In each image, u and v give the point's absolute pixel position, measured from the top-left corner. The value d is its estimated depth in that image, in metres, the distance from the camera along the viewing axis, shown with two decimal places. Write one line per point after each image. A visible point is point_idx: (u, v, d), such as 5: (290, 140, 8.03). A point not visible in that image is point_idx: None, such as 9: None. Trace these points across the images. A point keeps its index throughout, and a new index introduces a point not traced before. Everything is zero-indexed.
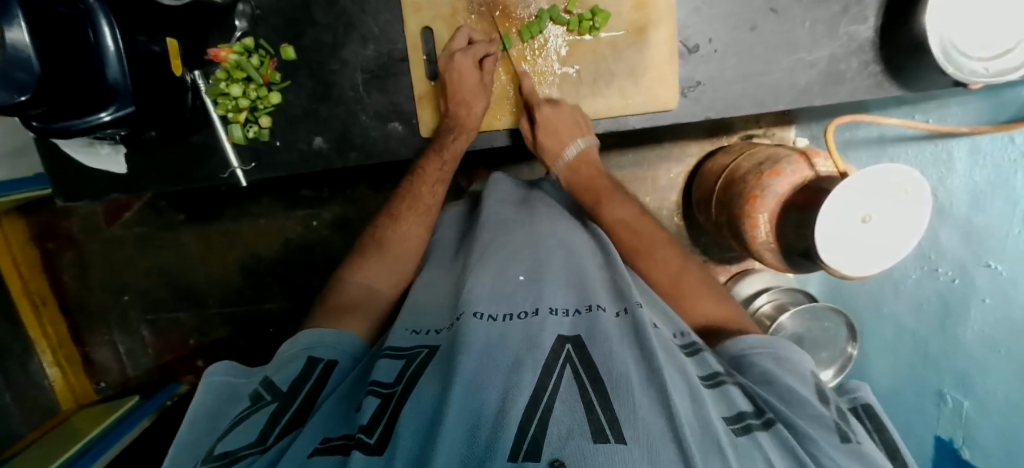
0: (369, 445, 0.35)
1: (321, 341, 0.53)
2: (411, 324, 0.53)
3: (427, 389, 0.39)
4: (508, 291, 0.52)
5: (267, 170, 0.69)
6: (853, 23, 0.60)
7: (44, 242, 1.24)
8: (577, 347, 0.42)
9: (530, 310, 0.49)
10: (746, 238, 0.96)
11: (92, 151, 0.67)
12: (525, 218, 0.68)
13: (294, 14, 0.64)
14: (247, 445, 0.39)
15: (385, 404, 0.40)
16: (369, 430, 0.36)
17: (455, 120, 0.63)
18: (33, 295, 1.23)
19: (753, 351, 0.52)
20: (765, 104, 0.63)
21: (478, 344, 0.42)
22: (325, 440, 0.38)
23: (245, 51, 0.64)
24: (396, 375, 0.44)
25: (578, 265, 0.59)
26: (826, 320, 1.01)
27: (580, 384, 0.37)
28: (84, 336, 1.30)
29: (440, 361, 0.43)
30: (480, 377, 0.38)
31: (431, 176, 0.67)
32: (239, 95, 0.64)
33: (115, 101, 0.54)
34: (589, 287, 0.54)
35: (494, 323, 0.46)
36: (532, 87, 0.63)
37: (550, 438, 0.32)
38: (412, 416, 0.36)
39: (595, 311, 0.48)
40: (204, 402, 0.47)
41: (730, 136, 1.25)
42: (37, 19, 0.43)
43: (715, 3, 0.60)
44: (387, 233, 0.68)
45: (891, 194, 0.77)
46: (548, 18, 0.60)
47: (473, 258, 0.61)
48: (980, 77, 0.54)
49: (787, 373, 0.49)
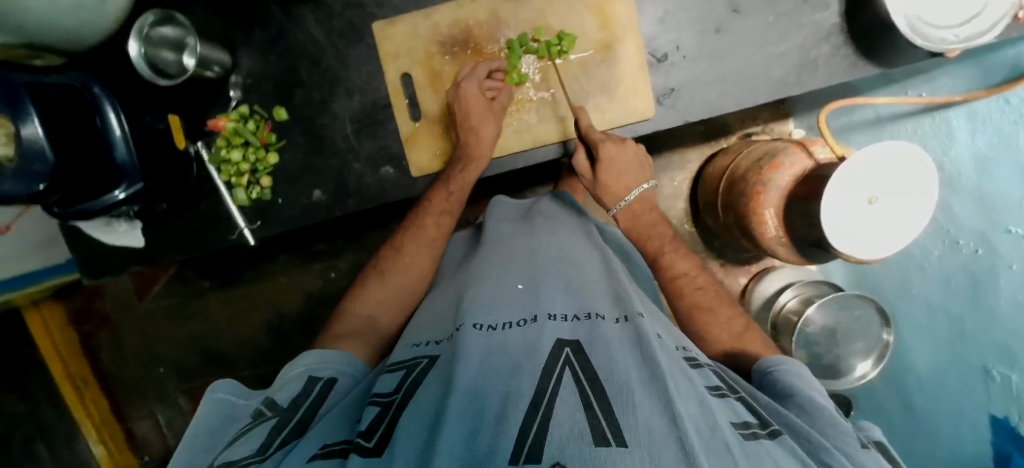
0: (367, 448, 0.35)
1: (321, 360, 0.54)
2: (411, 340, 0.54)
3: (425, 400, 0.39)
4: (510, 299, 0.52)
5: (272, 226, 0.72)
6: (817, 11, 0.61)
7: (81, 323, 1.30)
8: (576, 352, 0.41)
9: (529, 318, 0.49)
10: (755, 235, 0.94)
11: (111, 230, 0.72)
12: (524, 231, 0.69)
13: (283, 78, 0.68)
14: (245, 456, 0.39)
15: (384, 411, 0.41)
16: (367, 435, 0.37)
17: (466, 149, 0.64)
18: (75, 377, 1.29)
19: (773, 368, 0.52)
20: (745, 100, 0.63)
21: (478, 355, 0.42)
22: (324, 446, 0.38)
23: (242, 118, 0.68)
24: (395, 385, 0.45)
25: (578, 274, 0.59)
26: (853, 307, 0.95)
27: (582, 390, 0.36)
28: (125, 411, 1.33)
29: (440, 370, 0.43)
30: (480, 384, 0.38)
31: (436, 208, 0.67)
32: (239, 159, 0.67)
33: (124, 179, 0.57)
34: (590, 296, 0.54)
35: (493, 333, 0.46)
36: (589, 122, 0.62)
37: (550, 442, 0.30)
38: (410, 427, 0.36)
39: (595, 319, 0.48)
40: (204, 417, 0.47)
41: (728, 137, 1.24)
42: (44, 112, 0.48)
43: (677, 12, 0.62)
44: (391, 263, 0.69)
45: (896, 176, 0.76)
46: (519, 47, 0.63)
47: (471, 276, 0.61)
48: (953, 45, 0.55)
49: (809, 387, 0.48)
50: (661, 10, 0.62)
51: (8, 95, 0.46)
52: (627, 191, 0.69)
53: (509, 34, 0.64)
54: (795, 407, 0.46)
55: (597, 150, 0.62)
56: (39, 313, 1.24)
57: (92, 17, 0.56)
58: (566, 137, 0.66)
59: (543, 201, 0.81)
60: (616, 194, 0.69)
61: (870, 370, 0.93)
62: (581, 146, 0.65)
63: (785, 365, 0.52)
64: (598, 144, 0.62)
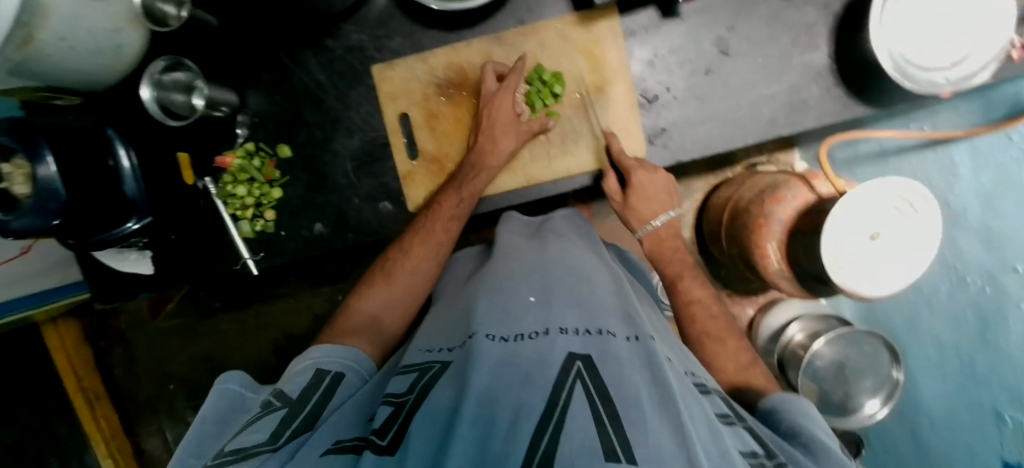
0: (380, 446, 0.37)
1: (329, 354, 0.54)
2: (426, 345, 0.53)
3: (437, 404, 0.38)
4: (518, 311, 0.50)
5: (275, 258, 0.74)
6: (808, 52, 0.61)
7: (97, 340, 1.33)
8: (588, 366, 0.39)
9: (540, 331, 0.46)
10: (758, 268, 0.91)
11: (121, 257, 0.73)
12: (535, 245, 0.67)
13: (286, 117, 0.71)
14: (257, 443, 0.40)
15: (396, 412, 0.40)
16: (382, 432, 0.38)
17: (478, 157, 0.63)
18: (88, 392, 1.30)
19: (774, 407, 0.48)
20: (735, 140, 0.63)
21: (490, 364, 0.40)
22: (337, 441, 0.40)
23: (247, 155, 0.72)
24: (408, 386, 0.44)
25: (589, 288, 0.55)
26: (863, 344, 0.92)
27: (592, 401, 0.34)
28: (136, 426, 1.35)
29: (451, 378, 0.42)
30: (492, 392, 0.36)
31: (446, 213, 0.64)
32: (244, 194, 0.70)
33: (135, 212, 0.60)
34: (603, 312, 0.50)
35: (505, 344, 0.43)
36: (621, 149, 0.63)
37: (562, 455, 0.29)
38: (421, 431, 0.35)
39: (606, 335, 0.45)
40: (215, 405, 0.49)
41: (734, 167, 1.21)
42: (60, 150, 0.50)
43: (666, 55, 0.63)
44: (398, 264, 0.67)
45: (902, 214, 0.75)
46: (535, 82, 0.64)
47: (483, 284, 0.58)
48: (942, 87, 0.56)
49: (813, 425, 0.45)
50: (651, 53, 0.63)
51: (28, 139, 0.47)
52: (654, 216, 0.67)
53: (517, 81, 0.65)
54: (799, 446, 0.43)
55: (627, 178, 0.62)
56: (55, 329, 1.25)
57: (109, 62, 0.60)
58: (600, 166, 0.66)
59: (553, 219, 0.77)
60: (643, 217, 0.67)
61: (880, 410, 0.90)
62: (614, 174, 0.65)
63: (789, 403, 0.48)
64: (628, 172, 0.62)
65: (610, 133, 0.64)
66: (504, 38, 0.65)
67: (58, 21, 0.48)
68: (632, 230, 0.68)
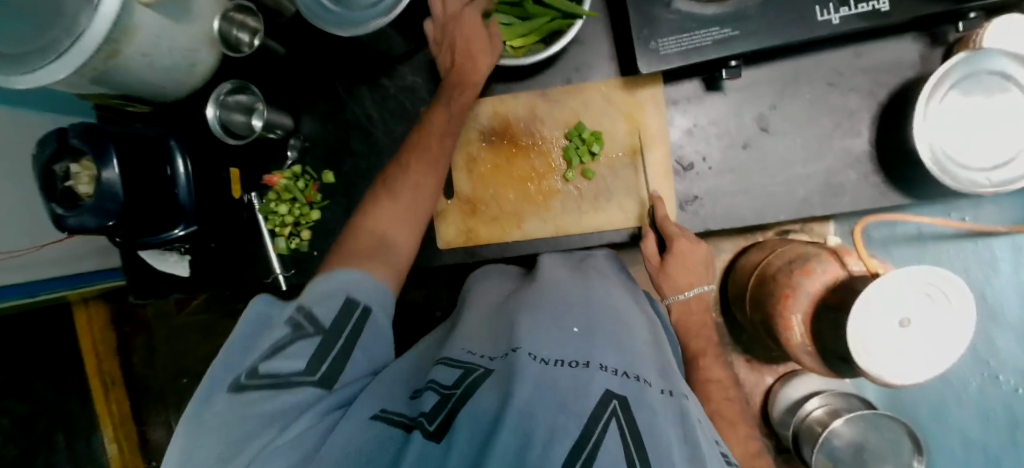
0: (429, 429, 0.39)
1: (354, 282, 0.53)
2: (466, 345, 0.53)
3: (482, 401, 0.40)
4: (562, 341, 0.49)
5: (304, 277, 0.77)
6: (848, 137, 0.62)
7: (121, 325, 1.36)
8: (624, 407, 0.39)
9: (580, 361, 0.45)
10: (781, 339, 0.90)
11: (162, 257, 0.77)
12: (581, 272, 0.63)
13: (335, 144, 0.76)
14: (297, 372, 0.44)
15: (444, 402, 0.42)
16: (431, 417, 0.40)
17: (461, 75, 0.62)
18: (105, 375, 1.33)
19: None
20: (767, 214, 0.64)
21: (531, 381, 0.40)
22: (383, 410, 0.42)
23: (294, 176, 0.75)
24: (455, 380, 0.45)
25: (627, 329, 0.54)
26: (885, 429, 0.87)
27: (626, 445, 0.36)
28: (145, 415, 1.38)
29: (496, 385, 0.42)
30: (530, 410, 0.37)
31: (438, 126, 0.62)
32: (285, 213, 0.73)
33: (182, 219, 0.64)
34: (639, 357, 0.49)
35: (545, 367, 0.43)
36: (665, 215, 0.63)
37: None
38: (468, 426, 0.38)
39: (643, 382, 0.44)
40: (245, 324, 0.50)
41: (765, 231, 1.19)
42: (127, 157, 0.54)
43: (706, 125, 0.65)
44: (398, 179, 0.63)
45: (935, 303, 0.73)
46: (574, 138, 0.66)
47: (522, 302, 0.58)
48: (985, 187, 0.54)
49: None
50: (691, 122, 0.65)
51: (98, 143, 0.52)
52: (689, 286, 0.66)
53: (557, 136, 0.68)
54: None
55: (667, 244, 0.63)
56: (86, 310, 1.29)
57: (183, 78, 0.65)
58: (640, 224, 0.67)
59: (597, 254, 0.68)
60: (677, 285, 0.65)
61: None
62: (652, 237, 0.64)
63: None
64: (670, 239, 0.62)
65: (656, 198, 0.64)
66: (550, 94, 0.68)
67: (140, 40, 0.52)
68: (662, 295, 0.67)
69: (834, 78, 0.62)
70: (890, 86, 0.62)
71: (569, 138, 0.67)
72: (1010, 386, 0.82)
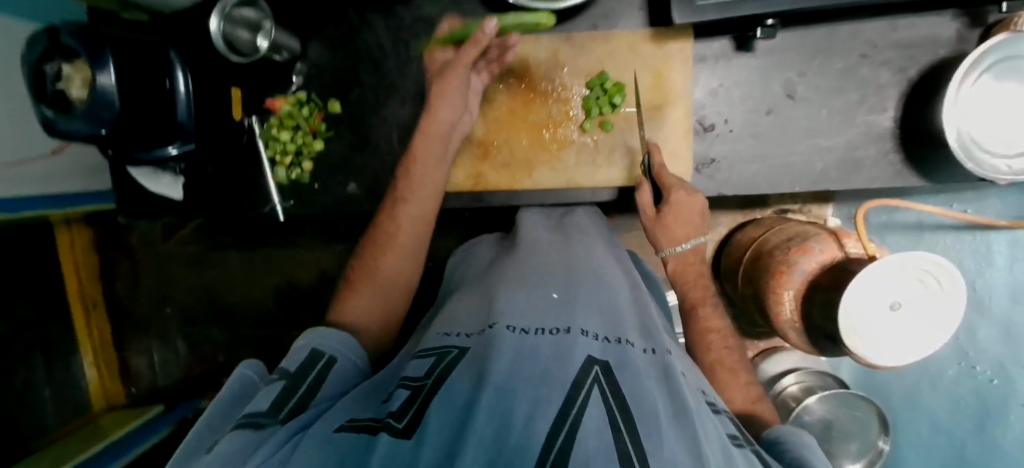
0: (396, 428, 0.32)
1: (325, 338, 0.51)
2: (444, 330, 0.51)
3: (459, 383, 0.36)
4: (541, 309, 0.47)
5: (303, 207, 0.76)
6: (872, 113, 0.61)
7: (104, 250, 1.28)
8: (606, 371, 0.37)
9: (561, 328, 0.43)
10: (770, 314, 0.90)
11: (153, 177, 0.71)
12: (558, 238, 0.61)
13: (344, 74, 0.72)
14: (257, 411, 0.38)
15: (414, 395, 0.38)
16: (399, 415, 0.34)
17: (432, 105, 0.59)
18: (87, 298, 1.27)
19: (776, 439, 0.47)
20: (781, 184, 0.64)
21: (509, 354, 0.38)
22: (350, 420, 0.36)
23: (299, 103, 0.73)
24: (427, 371, 0.42)
25: (610, 289, 0.52)
26: (856, 407, 0.89)
27: (609, 409, 0.33)
28: (125, 342, 1.32)
29: (471, 363, 0.40)
30: (510, 384, 0.34)
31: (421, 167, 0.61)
32: (287, 140, 0.72)
33: (180, 137, 0.59)
34: (623, 317, 0.48)
35: (524, 337, 0.41)
36: (662, 161, 0.60)
37: (578, 453, 0.27)
38: (442, 412, 0.33)
39: (625, 344, 0.43)
40: (227, 391, 0.46)
41: (764, 208, 1.18)
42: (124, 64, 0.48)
43: (732, 87, 0.63)
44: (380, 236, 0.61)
45: (926, 288, 0.73)
46: (596, 87, 0.64)
47: (502, 277, 0.56)
48: (1005, 175, 0.53)
49: (820, 460, 0.43)
50: (717, 82, 0.63)
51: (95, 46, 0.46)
52: (686, 239, 0.60)
53: (578, 86, 0.65)
54: None
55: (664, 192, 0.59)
56: (68, 232, 1.21)
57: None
58: (631, 182, 0.67)
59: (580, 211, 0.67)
60: (673, 239, 0.60)
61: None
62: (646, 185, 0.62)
63: (795, 436, 0.46)
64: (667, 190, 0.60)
65: (652, 145, 0.61)
66: (575, 39, 0.65)
67: None
68: (657, 249, 0.62)
69: (867, 50, 0.60)
70: (924, 63, 0.60)
71: (589, 87, 0.65)
72: (987, 376, 0.81)
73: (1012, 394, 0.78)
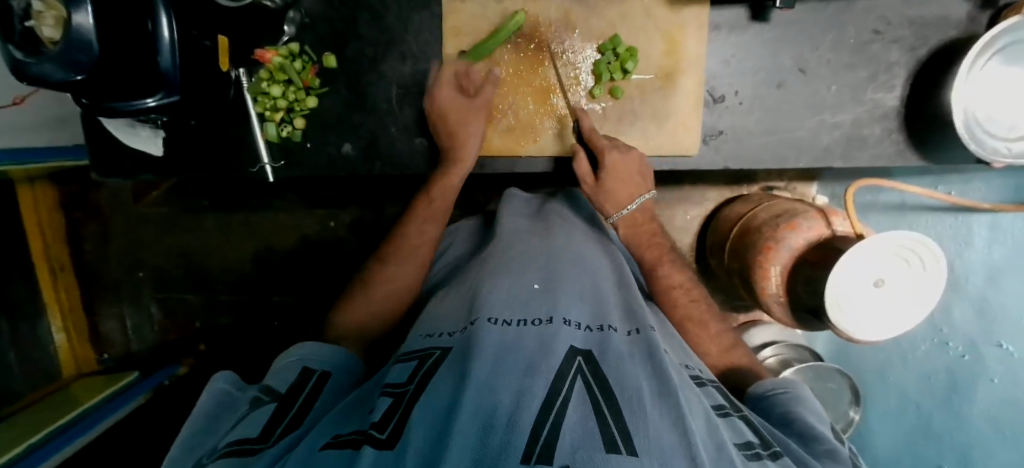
0: (380, 440, 0.32)
1: (314, 354, 0.52)
2: (426, 328, 0.49)
3: (441, 385, 0.36)
4: (522, 299, 0.47)
5: (295, 169, 0.73)
6: (880, 90, 0.61)
7: (72, 210, 1.21)
8: (589, 361, 0.38)
9: (543, 317, 0.43)
10: (755, 288, 0.91)
11: (132, 132, 0.68)
12: (539, 230, 0.61)
13: (340, 27, 0.69)
14: (248, 438, 0.38)
15: (397, 404, 0.36)
16: (381, 425, 0.34)
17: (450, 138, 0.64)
18: (53, 261, 1.20)
19: (770, 393, 0.50)
20: (787, 160, 0.64)
21: (491, 347, 0.37)
22: (337, 436, 0.35)
23: (290, 55, 0.68)
24: (409, 375, 0.40)
25: (591, 276, 0.53)
26: (830, 380, 0.93)
27: (592, 394, 0.34)
28: (96, 305, 1.26)
29: (454, 361, 0.39)
30: (493, 379, 0.34)
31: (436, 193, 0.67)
32: (278, 95, 0.68)
33: (164, 88, 0.53)
34: (604, 303, 0.49)
35: (507, 329, 0.41)
36: (590, 125, 0.63)
37: (561, 445, 0.29)
38: (428, 410, 0.33)
39: (607, 330, 0.43)
40: (206, 406, 0.44)
41: (751, 185, 1.19)
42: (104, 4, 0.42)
43: (744, 58, 0.62)
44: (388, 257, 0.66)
45: (910, 267, 0.74)
46: (607, 50, 0.62)
47: (485, 267, 0.55)
48: (1004, 157, 0.54)
49: (807, 411, 0.46)
50: (729, 51, 0.62)
51: None
52: (630, 199, 0.64)
53: (588, 49, 0.64)
54: (792, 435, 0.44)
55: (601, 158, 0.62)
56: (31, 190, 1.14)
57: None
58: (563, 152, 0.67)
59: (555, 202, 0.72)
60: (619, 202, 0.65)
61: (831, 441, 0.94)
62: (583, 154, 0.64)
63: (783, 390, 0.49)
64: (602, 154, 0.62)
65: (581, 112, 0.64)
66: None
67: None
68: (606, 216, 0.67)
69: (881, 26, 0.60)
70: (933, 42, 0.59)
71: (601, 51, 0.63)
72: (959, 352, 0.83)
73: (981, 371, 0.80)
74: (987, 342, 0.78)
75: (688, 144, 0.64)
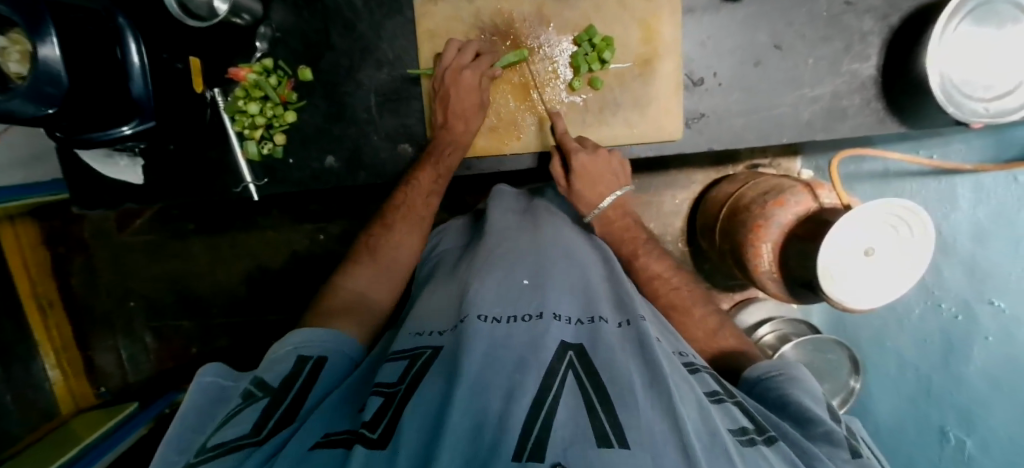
0: (371, 439, 0.32)
1: (310, 339, 0.50)
2: (416, 327, 0.49)
3: (430, 387, 0.35)
4: (513, 296, 0.47)
5: (278, 186, 0.72)
6: (856, 61, 0.62)
7: (56, 245, 1.19)
8: (580, 356, 0.38)
9: (533, 313, 0.43)
10: (748, 267, 0.92)
11: (110, 162, 0.67)
12: (527, 228, 0.61)
13: (313, 38, 0.68)
14: (240, 436, 0.37)
15: (387, 404, 0.36)
16: (372, 424, 0.33)
17: (452, 135, 0.64)
18: (42, 298, 1.18)
19: (765, 376, 0.49)
20: (769, 136, 0.64)
21: (481, 347, 0.37)
22: (326, 435, 0.35)
23: (264, 71, 0.67)
24: (399, 374, 0.40)
25: (580, 270, 0.54)
26: (829, 351, 0.93)
27: (584, 390, 0.34)
28: (89, 339, 1.24)
29: (445, 362, 0.39)
30: (483, 380, 0.34)
31: (425, 187, 0.66)
32: (256, 112, 0.67)
33: (139, 115, 0.51)
34: (596, 296, 0.49)
35: (497, 326, 0.41)
36: (563, 128, 0.63)
37: (552, 442, 0.28)
38: (417, 410, 0.33)
39: (598, 322, 0.43)
40: (196, 401, 0.44)
41: (736, 164, 1.19)
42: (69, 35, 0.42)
43: (719, 39, 0.62)
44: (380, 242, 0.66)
45: (899, 235, 0.75)
46: (584, 41, 0.62)
47: (473, 266, 0.55)
48: (981, 117, 0.55)
49: (800, 391, 0.46)
50: (705, 33, 0.62)
51: (30, 10, 0.39)
52: (601, 199, 0.63)
53: (565, 42, 0.64)
54: (787, 418, 0.44)
55: (570, 160, 0.62)
56: (12, 228, 1.11)
57: None
58: (543, 148, 0.67)
59: (541, 200, 0.72)
60: (591, 202, 0.64)
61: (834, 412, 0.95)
62: (558, 155, 0.64)
63: (777, 372, 0.49)
64: (572, 155, 0.62)
65: (555, 113, 0.63)
66: None
67: None
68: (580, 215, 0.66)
69: None
70: (905, 9, 0.60)
71: (577, 43, 0.63)
72: (951, 312, 0.83)
73: (976, 328, 0.79)
74: (979, 301, 0.78)
75: (672, 129, 0.64)
